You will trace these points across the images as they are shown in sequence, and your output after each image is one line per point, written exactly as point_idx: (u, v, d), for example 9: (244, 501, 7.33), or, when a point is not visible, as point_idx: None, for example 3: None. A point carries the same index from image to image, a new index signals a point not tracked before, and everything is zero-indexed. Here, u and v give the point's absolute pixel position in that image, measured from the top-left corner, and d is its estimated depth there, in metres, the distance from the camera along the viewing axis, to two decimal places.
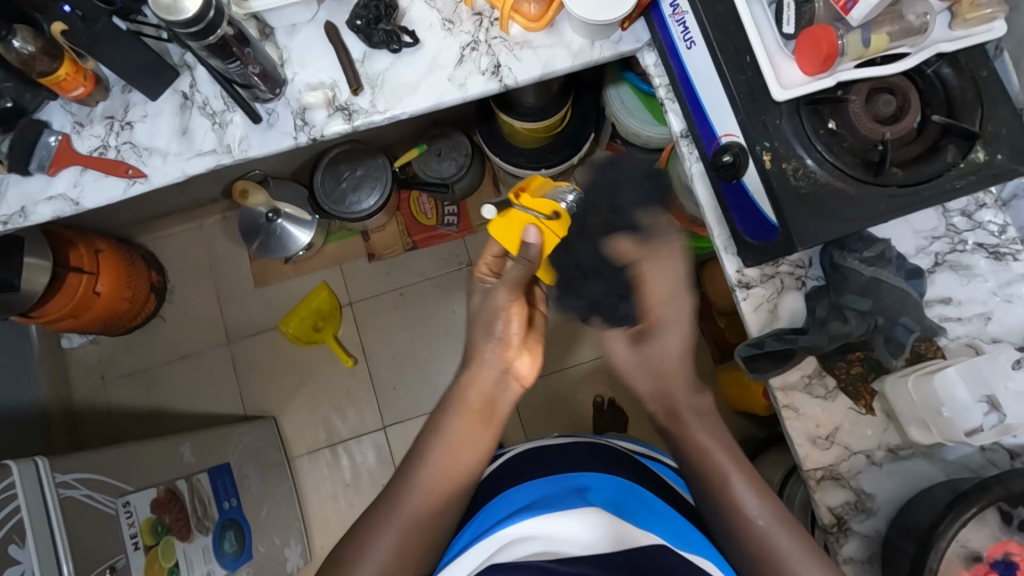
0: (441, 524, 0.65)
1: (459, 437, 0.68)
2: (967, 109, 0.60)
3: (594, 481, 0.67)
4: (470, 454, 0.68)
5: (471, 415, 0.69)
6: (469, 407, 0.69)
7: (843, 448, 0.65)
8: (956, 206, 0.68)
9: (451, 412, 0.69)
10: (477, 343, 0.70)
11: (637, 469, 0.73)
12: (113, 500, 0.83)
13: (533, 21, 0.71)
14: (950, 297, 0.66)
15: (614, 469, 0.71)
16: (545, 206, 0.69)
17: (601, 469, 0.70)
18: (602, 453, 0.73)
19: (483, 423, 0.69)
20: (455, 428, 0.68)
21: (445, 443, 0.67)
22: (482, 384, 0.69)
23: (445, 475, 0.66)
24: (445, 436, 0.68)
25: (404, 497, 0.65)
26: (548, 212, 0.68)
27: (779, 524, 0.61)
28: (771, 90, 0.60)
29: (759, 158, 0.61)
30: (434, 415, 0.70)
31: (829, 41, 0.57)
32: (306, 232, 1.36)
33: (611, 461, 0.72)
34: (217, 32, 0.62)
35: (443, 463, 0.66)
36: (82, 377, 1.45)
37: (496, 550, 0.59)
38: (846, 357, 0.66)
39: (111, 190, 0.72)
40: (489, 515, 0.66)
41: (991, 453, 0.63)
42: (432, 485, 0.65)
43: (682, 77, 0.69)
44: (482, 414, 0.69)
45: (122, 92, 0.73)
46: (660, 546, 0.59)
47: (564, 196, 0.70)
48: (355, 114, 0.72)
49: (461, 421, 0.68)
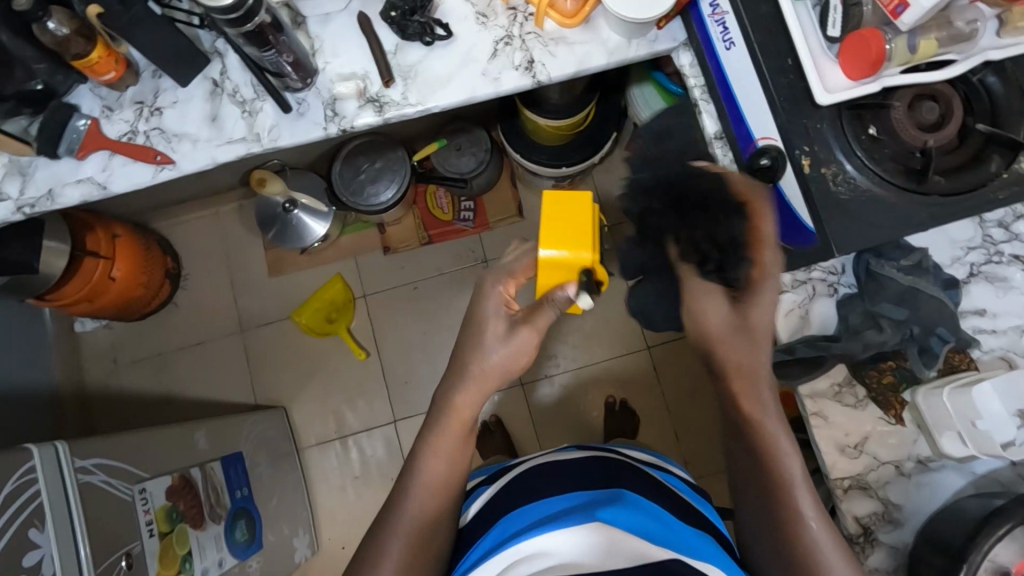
0: (437, 537, 0.66)
1: (445, 448, 0.67)
2: (1013, 119, 0.59)
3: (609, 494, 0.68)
4: (455, 462, 0.68)
5: (457, 427, 0.68)
6: (454, 420, 0.68)
7: (871, 457, 0.65)
8: (993, 217, 0.67)
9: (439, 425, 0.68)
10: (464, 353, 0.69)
11: (643, 481, 0.73)
12: (129, 486, 0.82)
13: (569, 17, 0.71)
14: (984, 309, 0.65)
15: (618, 483, 0.71)
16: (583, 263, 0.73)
17: (609, 485, 0.70)
18: (607, 468, 0.75)
19: (465, 435, 0.69)
20: (445, 441, 0.67)
21: (433, 455, 0.67)
22: (464, 397, 0.68)
23: (435, 485, 0.67)
24: (435, 448, 0.67)
25: (404, 502, 0.66)
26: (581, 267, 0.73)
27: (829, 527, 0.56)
28: (815, 92, 0.60)
29: (798, 163, 0.60)
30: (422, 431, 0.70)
31: (877, 46, 0.56)
32: (322, 224, 1.36)
33: (618, 477, 0.73)
34: (255, 19, 0.61)
35: (432, 472, 0.67)
36: (94, 361, 1.45)
37: (512, 564, 0.60)
38: (877, 365, 0.65)
39: (138, 176, 0.72)
40: (506, 529, 0.66)
41: (1022, 468, 0.63)
42: (428, 498, 0.66)
43: (718, 77, 0.67)
44: (468, 425, 0.69)
45: (152, 77, 0.73)
46: (677, 560, 0.59)
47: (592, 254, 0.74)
48: (386, 106, 0.72)
49: (445, 434, 0.68)
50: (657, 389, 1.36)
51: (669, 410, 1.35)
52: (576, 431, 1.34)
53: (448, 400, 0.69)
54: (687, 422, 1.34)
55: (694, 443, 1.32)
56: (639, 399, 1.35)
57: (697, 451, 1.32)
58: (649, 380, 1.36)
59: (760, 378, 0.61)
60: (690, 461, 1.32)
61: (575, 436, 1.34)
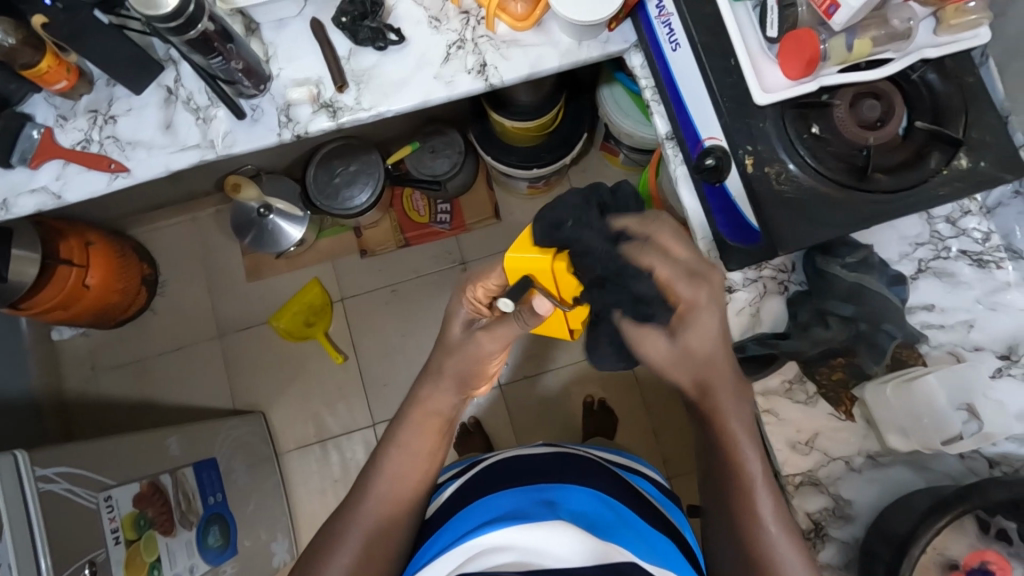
0: (394, 540, 0.68)
1: (411, 443, 0.71)
2: (952, 116, 0.60)
3: (572, 493, 0.69)
4: (421, 461, 0.71)
5: (430, 428, 0.72)
6: (419, 415, 0.72)
7: (822, 453, 0.65)
8: (941, 212, 0.67)
9: (408, 422, 0.72)
10: (438, 362, 0.72)
11: (608, 479, 0.74)
12: (94, 494, 0.83)
13: (520, 20, 0.71)
14: (932, 304, 0.66)
15: (586, 479, 0.72)
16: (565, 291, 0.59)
17: (580, 481, 0.71)
18: (576, 463, 0.76)
19: (442, 435, 0.73)
20: (412, 436, 0.71)
21: (413, 457, 0.71)
22: (439, 400, 0.72)
23: (412, 476, 0.71)
24: (399, 442, 0.71)
25: (367, 498, 0.69)
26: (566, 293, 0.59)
27: (787, 530, 0.57)
28: (754, 94, 0.60)
29: (741, 162, 0.61)
30: (392, 424, 0.73)
31: (812, 46, 0.57)
32: (298, 227, 1.36)
33: (585, 474, 0.73)
34: (198, 27, 0.61)
35: (400, 467, 0.70)
36: (74, 368, 1.45)
37: (468, 558, 0.60)
38: (827, 362, 0.66)
39: (94, 184, 0.72)
40: (468, 520, 0.67)
41: (971, 461, 0.63)
42: (387, 498, 0.69)
43: (667, 79, 0.68)
44: (440, 427, 0.72)
45: (106, 86, 0.73)
46: (630, 563, 0.59)
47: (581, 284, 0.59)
48: (340, 111, 0.72)
49: (419, 434, 0.71)
50: (636, 389, 1.36)
51: (648, 408, 1.35)
52: (555, 432, 1.35)
53: (420, 402, 0.72)
54: (664, 420, 1.34)
55: (673, 441, 1.33)
56: (617, 398, 1.36)
57: (676, 448, 1.33)
58: (627, 379, 1.36)
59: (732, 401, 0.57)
60: (668, 460, 1.33)
61: (554, 436, 1.34)
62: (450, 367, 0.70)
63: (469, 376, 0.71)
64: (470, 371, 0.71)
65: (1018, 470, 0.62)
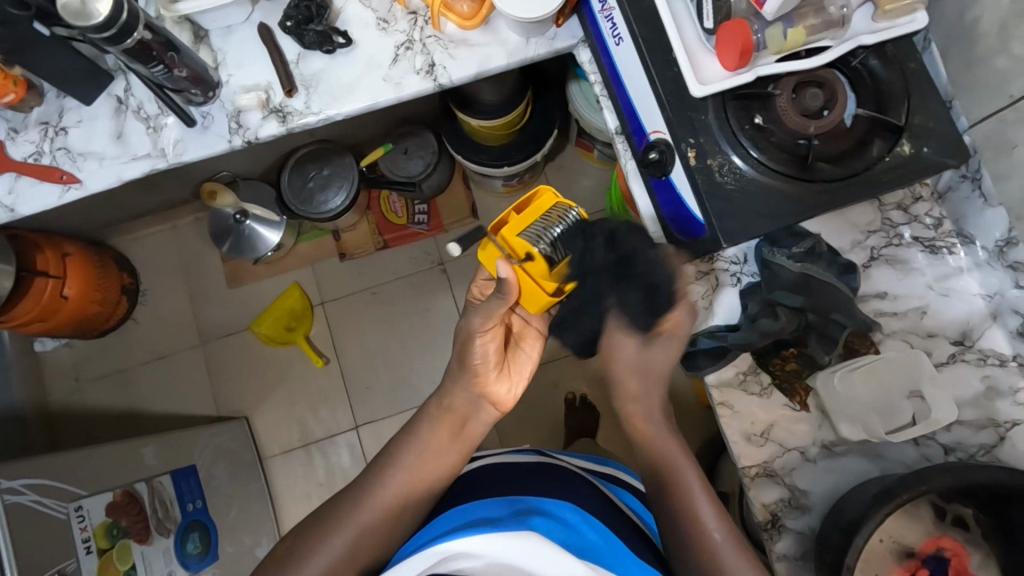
0: (391, 531, 0.68)
1: (427, 441, 0.73)
2: (894, 102, 0.59)
3: (555, 508, 0.68)
4: (433, 462, 0.72)
5: (444, 425, 0.74)
6: (443, 419, 0.74)
7: (777, 444, 0.65)
8: (892, 199, 0.67)
9: (427, 422, 0.74)
10: (456, 368, 0.76)
11: (583, 489, 0.74)
12: (64, 505, 0.84)
13: (467, 19, 0.71)
14: (886, 292, 0.66)
15: (568, 492, 0.72)
16: (520, 247, 0.64)
17: (556, 495, 0.71)
18: (558, 475, 0.76)
19: (455, 435, 0.74)
20: (426, 429, 0.73)
21: (424, 453, 0.72)
22: (455, 398, 0.75)
23: (423, 475, 0.71)
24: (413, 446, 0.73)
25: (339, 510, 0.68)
26: (523, 254, 0.64)
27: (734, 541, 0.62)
28: (689, 85, 0.60)
29: (684, 155, 0.61)
30: (410, 424, 0.76)
31: (743, 36, 0.57)
32: (275, 233, 1.36)
33: (569, 487, 0.73)
34: (133, 35, 0.61)
35: (414, 473, 0.71)
36: (58, 380, 1.46)
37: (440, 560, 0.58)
38: (780, 353, 0.65)
39: (46, 197, 0.72)
40: (446, 521, 0.67)
41: (925, 448, 0.63)
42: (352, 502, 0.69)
43: (612, 72, 0.68)
44: (453, 427, 0.74)
45: (56, 98, 0.73)
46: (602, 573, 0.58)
47: (546, 235, 0.64)
48: (290, 115, 0.72)
49: (432, 429, 0.73)
50: None
51: None
52: (537, 430, 1.35)
53: (441, 403, 0.75)
54: None
55: None
56: (600, 395, 1.35)
57: None
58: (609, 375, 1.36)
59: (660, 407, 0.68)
60: None
61: (537, 432, 1.34)
62: (454, 353, 0.75)
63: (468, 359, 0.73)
64: (466, 354, 0.73)
65: (973, 455, 0.62)
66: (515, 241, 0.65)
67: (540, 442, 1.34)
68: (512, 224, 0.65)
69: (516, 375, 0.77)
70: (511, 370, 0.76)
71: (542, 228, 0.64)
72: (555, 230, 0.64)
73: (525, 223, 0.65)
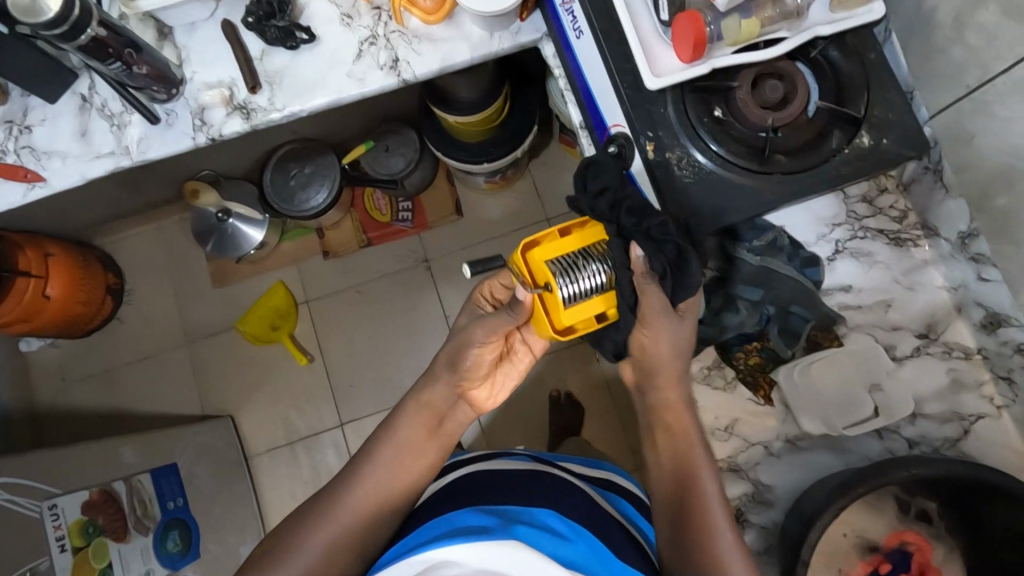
0: (364, 536, 0.67)
1: (406, 437, 0.72)
2: (854, 94, 0.59)
3: (540, 518, 0.61)
4: (412, 456, 0.72)
5: (423, 420, 0.74)
6: (425, 413, 0.74)
7: (741, 439, 0.65)
8: (857, 192, 0.66)
9: (405, 414, 0.74)
10: (439, 367, 0.75)
11: (573, 494, 0.68)
12: (38, 503, 0.86)
13: (431, 13, 0.70)
14: (849, 285, 0.65)
15: (560, 499, 0.66)
16: (541, 274, 0.58)
17: (546, 502, 0.65)
18: (550, 481, 0.70)
19: (432, 433, 0.74)
20: (404, 425, 0.73)
21: (402, 450, 0.71)
22: (437, 397, 0.75)
23: (402, 476, 0.71)
24: (398, 439, 0.72)
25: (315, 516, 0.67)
26: (540, 283, 0.58)
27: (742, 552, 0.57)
28: (644, 78, 0.60)
29: (642, 149, 0.60)
30: (389, 419, 0.75)
31: (695, 29, 0.56)
32: (258, 231, 1.36)
33: (560, 493, 0.67)
34: (87, 32, 0.61)
35: (390, 474, 0.70)
36: (44, 381, 1.46)
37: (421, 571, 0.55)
38: (743, 347, 0.66)
39: (9, 195, 0.72)
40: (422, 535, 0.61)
41: (890, 442, 0.63)
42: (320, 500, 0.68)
43: (574, 67, 0.67)
44: (430, 423, 0.74)
45: (21, 97, 0.73)
46: None
47: (575, 272, 0.57)
48: (253, 112, 0.72)
49: (410, 422, 0.73)
50: (602, 381, 1.35)
51: (615, 401, 1.35)
52: (521, 427, 1.35)
53: (422, 400, 0.74)
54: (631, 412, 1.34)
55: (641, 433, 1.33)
56: (584, 391, 1.35)
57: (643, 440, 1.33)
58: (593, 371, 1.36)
59: (682, 412, 0.62)
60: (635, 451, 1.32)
61: (521, 429, 1.34)
62: (442, 354, 0.75)
63: (458, 363, 0.74)
64: (457, 358, 0.73)
65: (937, 448, 0.62)
66: (540, 266, 0.59)
67: (523, 439, 1.34)
68: (548, 248, 0.59)
69: (497, 386, 0.78)
70: (494, 378, 0.77)
71: (575, 261, 0.58)
72: (587, 268, 0.57)
73: (561, 251, 0.59)
